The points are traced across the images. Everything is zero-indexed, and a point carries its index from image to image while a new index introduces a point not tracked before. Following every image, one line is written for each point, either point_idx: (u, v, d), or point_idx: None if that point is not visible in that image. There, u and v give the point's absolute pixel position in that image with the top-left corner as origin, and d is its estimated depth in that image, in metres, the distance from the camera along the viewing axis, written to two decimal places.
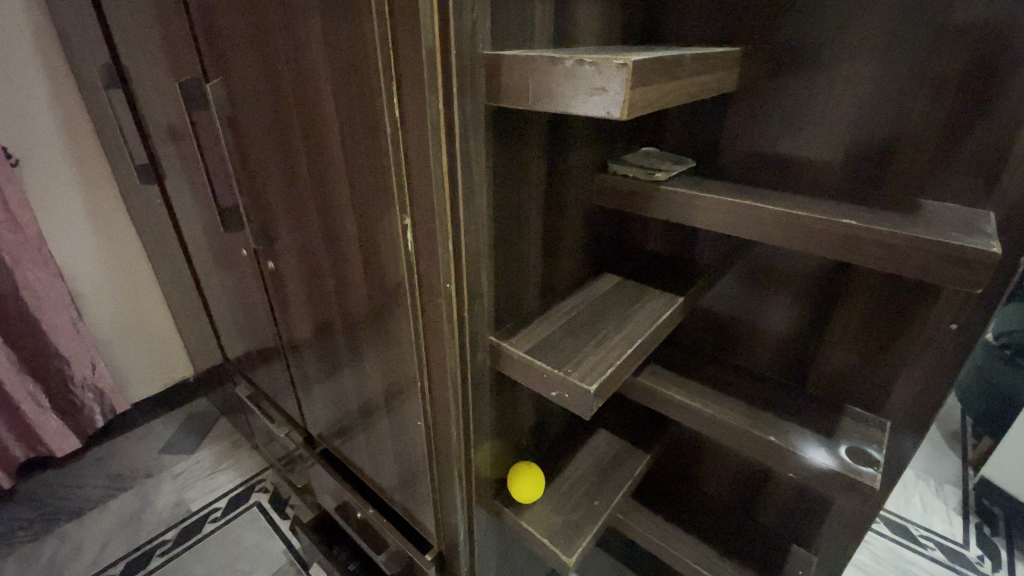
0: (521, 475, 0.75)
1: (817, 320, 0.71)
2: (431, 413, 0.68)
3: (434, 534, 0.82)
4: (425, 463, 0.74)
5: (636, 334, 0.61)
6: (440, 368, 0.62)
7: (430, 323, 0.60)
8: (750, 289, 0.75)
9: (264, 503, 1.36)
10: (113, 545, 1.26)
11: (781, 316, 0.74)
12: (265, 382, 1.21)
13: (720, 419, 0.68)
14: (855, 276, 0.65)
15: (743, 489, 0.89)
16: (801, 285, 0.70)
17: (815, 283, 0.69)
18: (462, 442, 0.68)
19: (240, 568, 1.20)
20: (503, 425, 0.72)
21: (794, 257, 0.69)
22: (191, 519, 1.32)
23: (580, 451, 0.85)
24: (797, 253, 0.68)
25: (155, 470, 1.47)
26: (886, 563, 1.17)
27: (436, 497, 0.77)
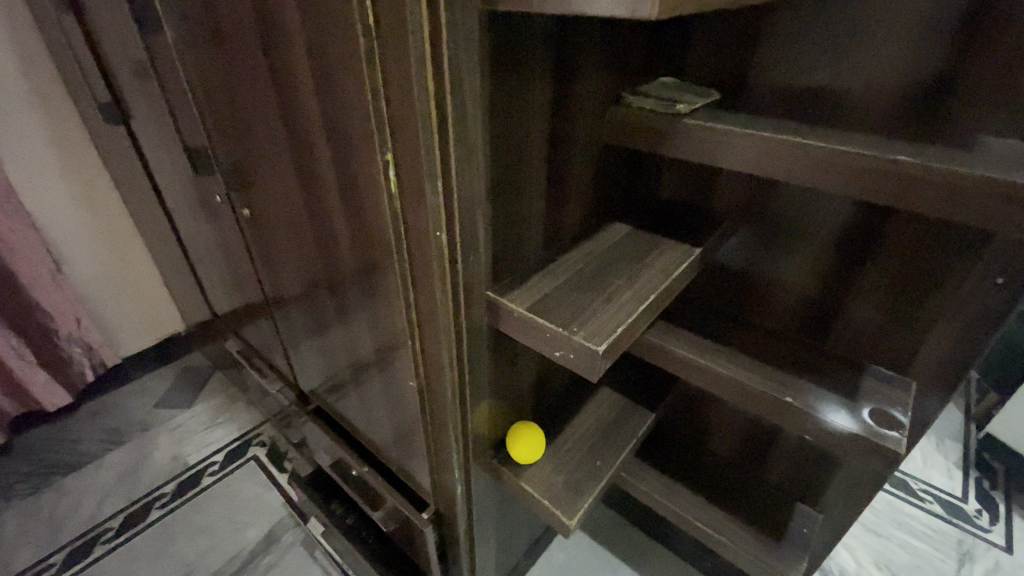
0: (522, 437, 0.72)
1: (841, 273, 0.65)
2: (426, 373, 0.63)
3: (431, 493, 0.80)
4: (419, 423, 0.70)
5: (648, 290, 0.56)
6: (435, 326, 0.57)
7: (421, 277, 0.54)
8: (772, 240, 0.69)
9: (262, 456, 1.35)
10: (111, 499, 1.25)
11: (803, 272, 0.68)
12: (255, 338, 1.16)
13: (733, 379, 0.64)
14: (888, 224, 0.59)
15: (750, 450, 0.87)
16: (828, 236, 0.64)
17: (842, 233, 0.63)
18: (458, 402, 0.64)
19: (240, 520, 1.20)
20: (502, 385, 0.68)
21: (821, 203, 0.63)
22: (190, 472, 1.31)
23: (582, 411, 0.81)
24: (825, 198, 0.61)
25: (151, 425, 1.46)
26: (884, 516, 1.17)
27: (432, 457, 0.74)
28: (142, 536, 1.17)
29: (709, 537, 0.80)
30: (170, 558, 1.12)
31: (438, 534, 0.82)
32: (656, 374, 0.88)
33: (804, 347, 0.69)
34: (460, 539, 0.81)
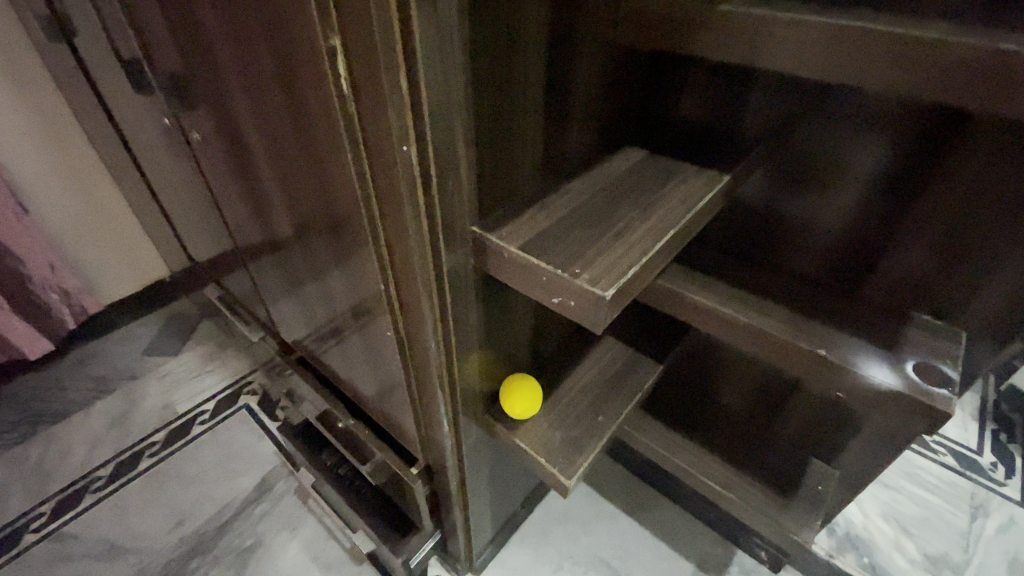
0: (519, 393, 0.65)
1: (890, 207, 0.56)
2: (405, 316, 0.56)
3: (419, 448, 0.74)
4: (403, 375, 0.63)
5: (666, 224, 0.47)
6: (410, 262, 0.49)
7: (392, 206, 0.45)
8: (814, 168, 0.59)
9: (253, 405, 1.30)
10: (100, 447, 1.22)
11: (848, 205, 0.58)
12: (234, 283, 1.08)
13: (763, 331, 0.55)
14: (955, 144, 0.49)
15: (763, 401, 0.80)
16: (879, 163, 0.54)
17: (895, 157, 0.53)
18: (442, 352, 0.56)
19: (232, 468, 1.17)
20: (494, 334, 0.60)
21: (873, 121, 0.52)
22: (180, 420, 1.28)
23: (585, 360, 0.73)
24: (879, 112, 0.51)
25: (139, 373, 1.41)
26: (895, 469, 1.13)
27: (419, 410, 0.67)
28: (133, 484, 1.14)
29: (716, 494, 0.75)
30: (161, 506, 1.10)
31: (429, 487, 0.77)
32: (666, 321, 0.79)
33: (839, 295, 0.61)
34: (452, 493, 0.76)
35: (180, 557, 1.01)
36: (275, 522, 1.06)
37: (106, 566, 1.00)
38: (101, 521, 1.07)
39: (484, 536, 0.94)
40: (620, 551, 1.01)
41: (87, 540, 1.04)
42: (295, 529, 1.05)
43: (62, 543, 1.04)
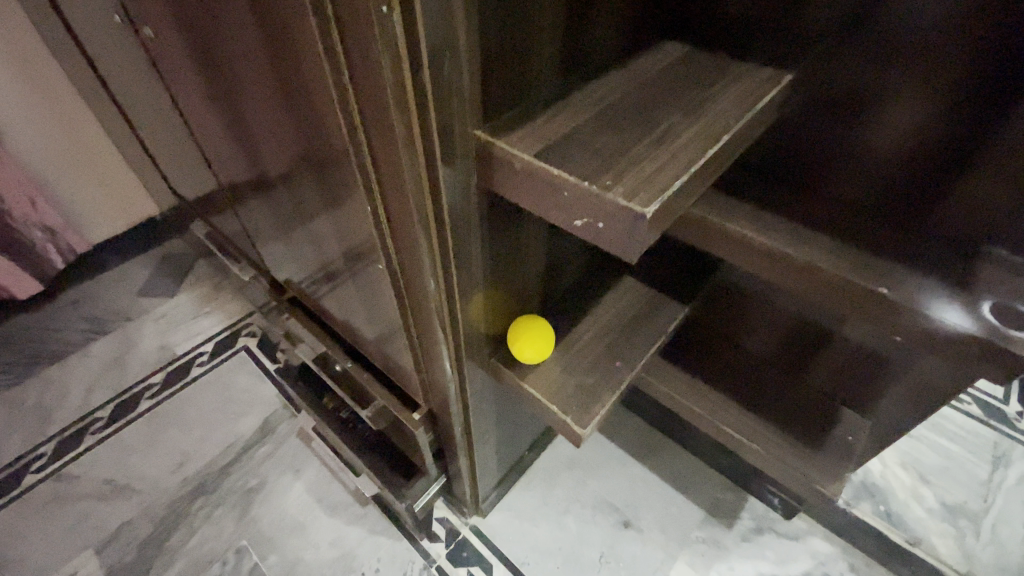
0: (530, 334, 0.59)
1: (976, 118, 0.46)
2: (400, 246, 0.49)
3: (421, 393, 0.68)
4: (400, 314, 0.56)
5: (715, 130, 0.38)
6: (401, 178, 0.41)
7: (377, 102, 0.36)
8: (883, 72, 0.49)
9: (252, 346, 1.26)
10: (98, 388, 1.20)
11: (922, 118, 0.49)
12: (221, 219, 1.01)
13: (809, 264, 0.48)
14: None
15: (794, 344, 0.73)
16: (967, 61, 0.44)
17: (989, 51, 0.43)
18: (441, 287, 0.49)
19: (232, 410, 1.14)
20: (502, 268, 0.53)
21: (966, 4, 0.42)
22: (179, 362, 1.24)
23: (603, 299, 0.66)
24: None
25: (134, 314, 1.37)
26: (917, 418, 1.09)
27: (419, 353, 0.61)
28: (133, 425, 1.12)
29: (738, 443, 0.70)
30: (162, 447, 1.08)
31: (432, 433, 0.73)
32: (689, 255, 0.71)
33: (900, 225, 0.52)
34: (456, 439, 0.72)
35: (184, 497, 1.00)
36: (278, 463, 1.04)
37: (110, 505, 0.99)
38: (103, 462, 1.06)
39: (490, 480, 0.91)
40: (629, 496, 0.99)
41: (90, 479, 1.04)
42: (298, 471, 1.03)
43: (65, 482, 1.04)
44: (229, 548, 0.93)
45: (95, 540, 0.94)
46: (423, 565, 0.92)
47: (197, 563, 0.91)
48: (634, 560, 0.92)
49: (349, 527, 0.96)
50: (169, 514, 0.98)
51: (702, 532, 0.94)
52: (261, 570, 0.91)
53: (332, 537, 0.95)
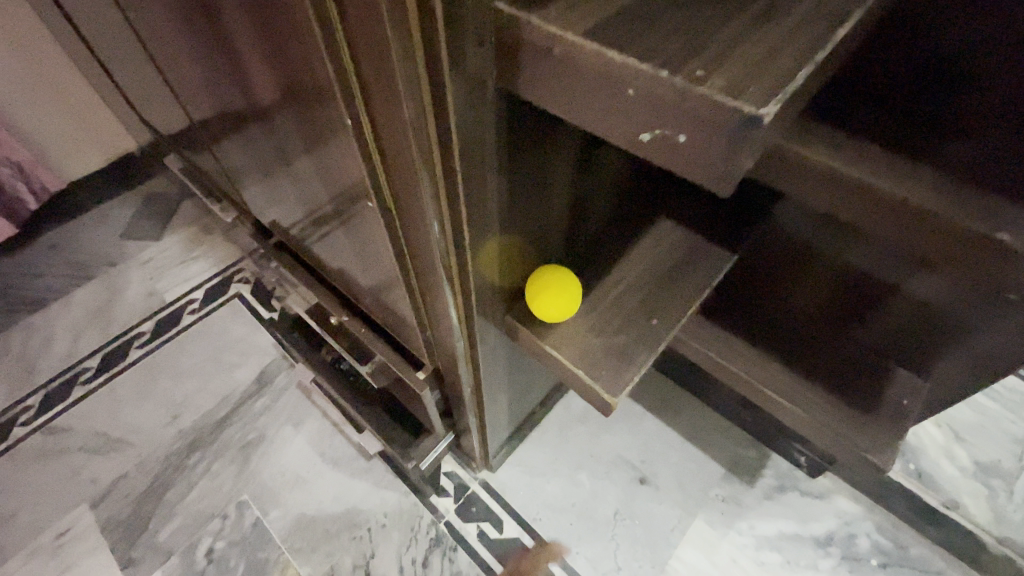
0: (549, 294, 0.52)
1: None
2: (396, 177, 0.39)
3: (425, 350, 0.61)
4: (398, 261, 0.47)
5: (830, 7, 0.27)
6: (394, 80, 0.31)
7: None
8: None
9: (245, 293, 1.18)
10: (85, 337, 1.14)
11: None
12: (195, 150, 0.89)
13: (931, 211, 0.38)
14: None
15: (849, 291, 0.65)
16: None
17: None
18: (448, 228, 0.40)
19: (227, 361, 1.08)
20: (520, 205, 0.43)
21: None
22: (168, 310, 1.17)
23: (639, 244, 0.56)
24: None
25: (119, 258, 1.28)
26: None
27: (422, 306, 0.52)
28: (124, 375, 1.07)
29: (778, 407, 0.63)
30: (155, 399, 1.03)
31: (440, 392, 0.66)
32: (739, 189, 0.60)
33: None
34: (466, 399, 0.65)
35: (180, 450, 0.96)
36: (277, 416, 0.99)
37: (104, 459, 0.96)
38: (94, 414, 1.02)
39: (500, 437, 0.85)
40: (646, 452, 0.94)
41: (83, 432, 1.00)
42: (299, 423, 0.98)
43: (57, 435, 1.00)
44: (230, 502, 0.90)
45: (89, 495, 0.92)
46: (431, 520, 0.89)
47: (197, 518, 0.89)
48: (650, 517, 0.88)
49: (354, 482, 0.92)
50: (166, 468, 0.94)
51: (721, 489, 0.90)
52: (264, 525, 0.88)
53: (336, 491, 0.91)
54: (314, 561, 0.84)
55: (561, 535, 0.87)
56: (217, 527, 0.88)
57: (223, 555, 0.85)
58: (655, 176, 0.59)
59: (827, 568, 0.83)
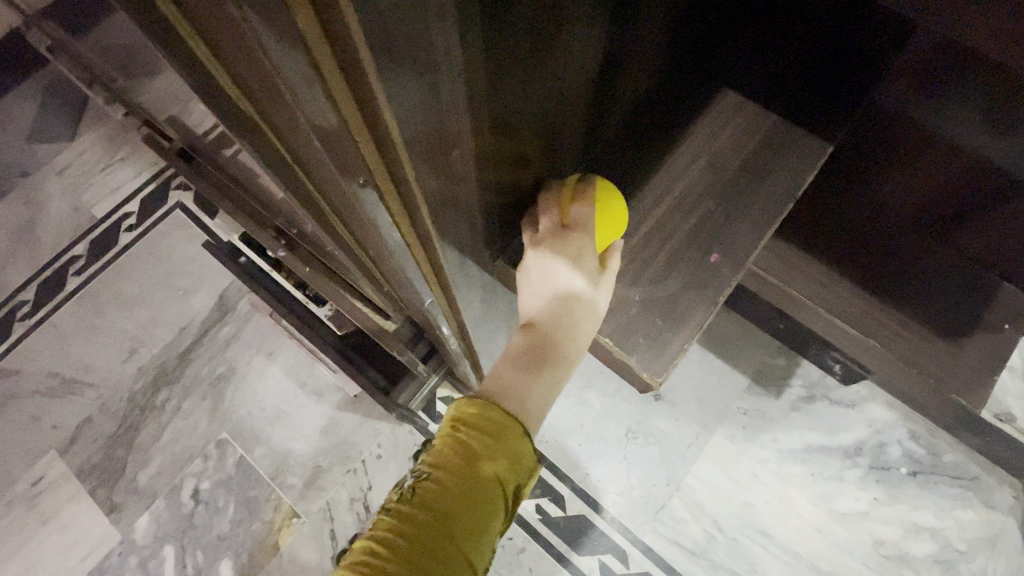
0: (546, 184, 0.36)
1: None
2: (247, 80, 0.20)
3: (389, 299, 0.45)
4: (318, 197, 0.30)
5: None
6: None
7: None
8: None
9: (187, 203, 0.99)
10: (13, 266, 0.98)
11: None
12: None
13: None
14: None
15: (966, 191, 0.49)
16: None
17: None
18: (365, 149, 0.21)
19: (179, 286, 0.93)
20: (501, 92, 0.25)
21: None
22: (101, 229, 0.99)
23: (688, 132, 0.39)
24: None
25: (31, 167, 1.07)
26: None
27: (368, 254, 0.36)
28: (66, 308, 0.94)
29: (842, 336, 0.50)
30: (106, 335, 0.91)
31: (422, 340, 0.52)
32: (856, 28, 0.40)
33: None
34: (454, 350, 0.52)
35: (144, 389, 0.87)
36: (246, 346, 0.88)
37: (66, 402, 0.87)
38: (41, 353, 0.91)
39: None
40: None
41: (32, 375, 0.90)
42: (272, 353, 0.87)
43: (5, 379, 0.90)
44: (209, 442, 0.83)
45: (56, 441, 0.85)
46: None
47: (176, 460, 0.82)
48: (665, 436, 0.81)
49: (341, 415, 0.83)
50: (132, 409, 0.86)
51: (744, 403, 0.82)
52: (248, 464, 0.81)
53: (322, 426, 0.82)
54: (308, 498, 0.79)
55: (571, 459, 0.81)
56: (199, 469, 0.81)
57: (210, 496, 0.80)
58: (707, 28, 0.41)
59: (852, 479, 0.78)
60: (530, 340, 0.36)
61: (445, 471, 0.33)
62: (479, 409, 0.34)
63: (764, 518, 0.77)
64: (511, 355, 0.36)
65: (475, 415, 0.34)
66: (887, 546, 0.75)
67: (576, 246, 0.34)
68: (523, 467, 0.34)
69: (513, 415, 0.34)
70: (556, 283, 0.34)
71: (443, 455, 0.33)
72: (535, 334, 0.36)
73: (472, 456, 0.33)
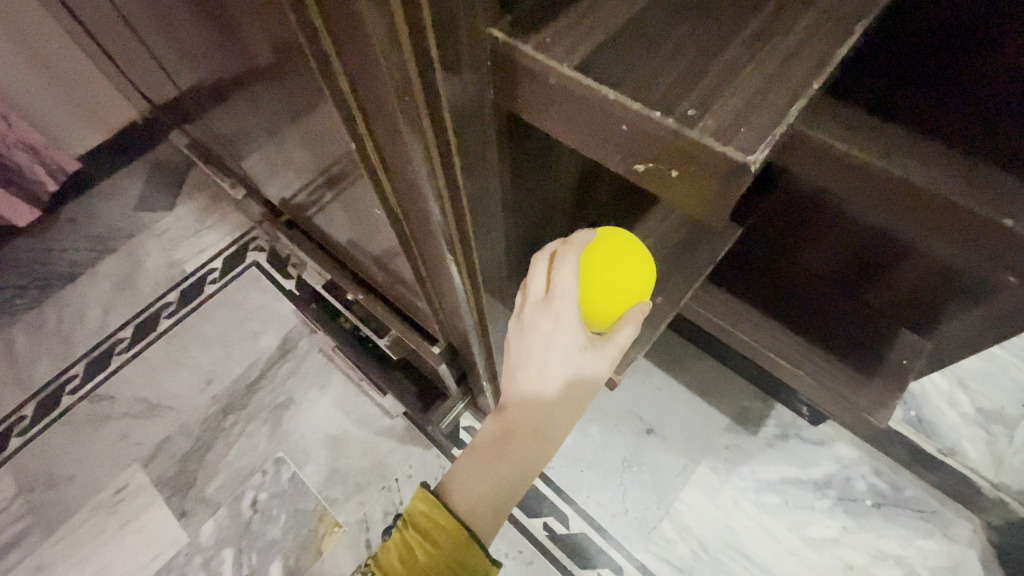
0: (541, 256, 0.44)
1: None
2: (400, 202, 0.41)
3: (437, 329, 0.62)
4: (409, 251, 0.49)
5: (824, 21, 0.30)
6: (399, 138, 0.33)
7: (350, 36, 0.28)
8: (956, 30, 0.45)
9: (261, 261, 1.21)
10: (115, 310, 1.19)
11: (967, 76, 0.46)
12: (202, 132, 0.88)
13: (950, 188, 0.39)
14: None
15: (871, 250, 0.59)
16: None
17: None
18: (454, 237, 0.41)
19: (251, 328, 1.12)
20: (523, 195, 0.45)
21: None
22: (190, 281, 1.21)
23: (648, 217, 0.58)
24: None
25: (135, 230, 1.31)
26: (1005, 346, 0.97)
27: (432, 295, 0.54)
28: (156, 345, 1.13)
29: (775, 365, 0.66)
30: (188, 367, 1.09)
31: (457, 364, 0.69)
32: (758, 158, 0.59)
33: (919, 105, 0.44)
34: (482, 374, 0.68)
35: (216, 414, 1.04)
36: (303, 380, 1.05)
37: (150, 423, 1.04)
38: (132, 382, 1.09)
39: None
40: (655, 405, 0.98)
41: (124, 400, 1.08)
42: (324, 386, 1.04)
43: (100, 403, 1.08)
44: (267, 459, 0.98)
45: (139, 456, 1.01)
46: None
47: (239, 474, 0.97)
48: (657, 465, 0.93)
49: (379, 439, 0.98)
50: (205, 430, 1.02)
51: (726, 438, 0.95)
52: (300, 479, 0.96)
53: (363, 448, 0.97)
54: (347, 510, 0.92)
55: (574, 482, 0.93)
56: (258, 482, 0.96)
57: (266, 506, 0.94)
58: None
59: (822, 508, 0.89)
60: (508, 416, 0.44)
61: (389, 563, 0.46)
62: (424, 520, 0.46)
63: (745, 541, 0.87)
64: (489, 435, 0.45)
65: (421, 524, 0.46)
66: (857, 570, 0.84)
67: (553, 320, 0.42)
68: (454, 565, 0.45)
69: (451, 524, 0.45)
70: (528, 361, 0.42)
71: (393, 550, 0.46)
72: (508, 414, 0.44)
73: (411, 554, 0.45)
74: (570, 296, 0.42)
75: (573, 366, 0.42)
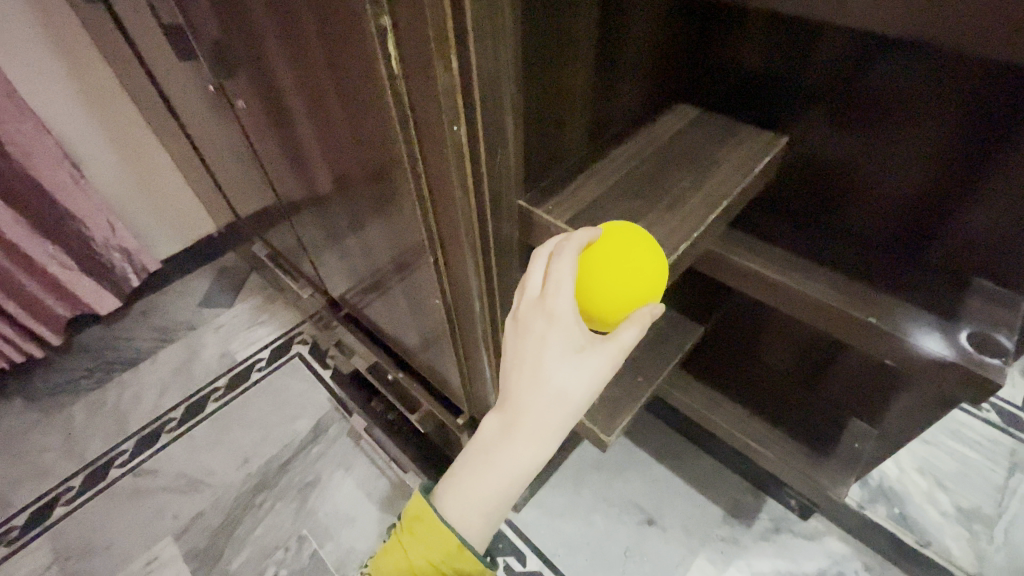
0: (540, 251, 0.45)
1: (898, 210, 0.60)
2: (450, 298, 0.60)
3: (463, 402, 0.77)
4: (449, 336, 0.65)
5: (718, 197, 0.50)
6: (461, 255, 0.52)
7: (442, 201, 0.48)
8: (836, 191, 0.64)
9: (304, 353, 1.37)
10: (169, 392, 1.34)
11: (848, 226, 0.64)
12: (281, 245, 1.11)
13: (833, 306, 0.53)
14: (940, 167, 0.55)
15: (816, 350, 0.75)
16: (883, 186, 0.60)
17: (899, 191, 0.59)
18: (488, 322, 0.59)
19: (289, 411, 1.25)
20: None
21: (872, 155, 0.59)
22: (239, 368, 1.37)
23: None
24: (883, 141, 0.58)
25: (196, 323, 1.51)
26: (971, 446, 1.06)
27: (463, 371, 0.70)
28: (202, 425, 1.26)
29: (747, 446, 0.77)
30: (228, 446, 1.21)
31: None
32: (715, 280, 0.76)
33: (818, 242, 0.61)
34: None
35: (248, 491, 1.13)
36: (331, 460, 1.16)
37: (187, 497, 1.13)
38: (176, 459, 1.20)
39: None
40: (653, 495, 1.06)
41: (166, 475, 1.18)
42: (350, 467, 1.14)
43: (144, 477, 1.18)
44: (292, 535, 1.05)
45: (173, 529, 1.09)
46: None
47: (264, 550, 1.04)
48: (657, 555, 0.99)
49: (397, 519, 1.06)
50: (237, 506, 1.11)
51: (721, 530, 1.01)
52: (320, 556, 1.02)
53: (382, 527, 1.05)
54: None
55: (578, 569, 0.98)
56: (281, 557, 1.03)
57: None
58: None
59: None
60: (504, 414, 0.44)
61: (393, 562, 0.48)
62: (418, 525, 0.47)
63: None
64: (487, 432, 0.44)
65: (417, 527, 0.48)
66: None
67: (551, 318, 0.42)
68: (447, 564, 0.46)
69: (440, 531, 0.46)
70: (527, 357, 0.42)
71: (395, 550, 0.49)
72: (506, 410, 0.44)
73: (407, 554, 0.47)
74: (569, 294, 0.42)
75: (564, 366, 0.41)
